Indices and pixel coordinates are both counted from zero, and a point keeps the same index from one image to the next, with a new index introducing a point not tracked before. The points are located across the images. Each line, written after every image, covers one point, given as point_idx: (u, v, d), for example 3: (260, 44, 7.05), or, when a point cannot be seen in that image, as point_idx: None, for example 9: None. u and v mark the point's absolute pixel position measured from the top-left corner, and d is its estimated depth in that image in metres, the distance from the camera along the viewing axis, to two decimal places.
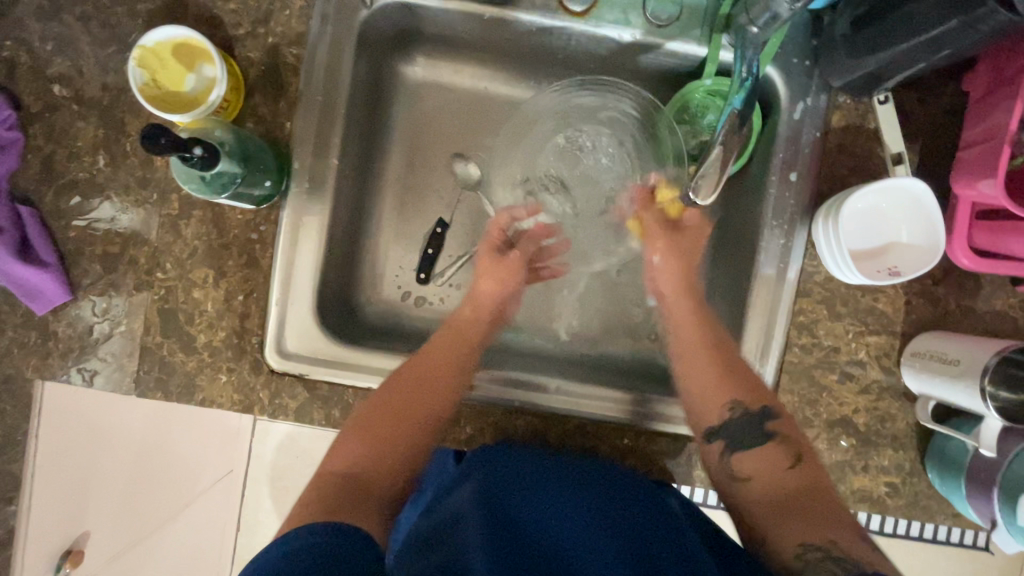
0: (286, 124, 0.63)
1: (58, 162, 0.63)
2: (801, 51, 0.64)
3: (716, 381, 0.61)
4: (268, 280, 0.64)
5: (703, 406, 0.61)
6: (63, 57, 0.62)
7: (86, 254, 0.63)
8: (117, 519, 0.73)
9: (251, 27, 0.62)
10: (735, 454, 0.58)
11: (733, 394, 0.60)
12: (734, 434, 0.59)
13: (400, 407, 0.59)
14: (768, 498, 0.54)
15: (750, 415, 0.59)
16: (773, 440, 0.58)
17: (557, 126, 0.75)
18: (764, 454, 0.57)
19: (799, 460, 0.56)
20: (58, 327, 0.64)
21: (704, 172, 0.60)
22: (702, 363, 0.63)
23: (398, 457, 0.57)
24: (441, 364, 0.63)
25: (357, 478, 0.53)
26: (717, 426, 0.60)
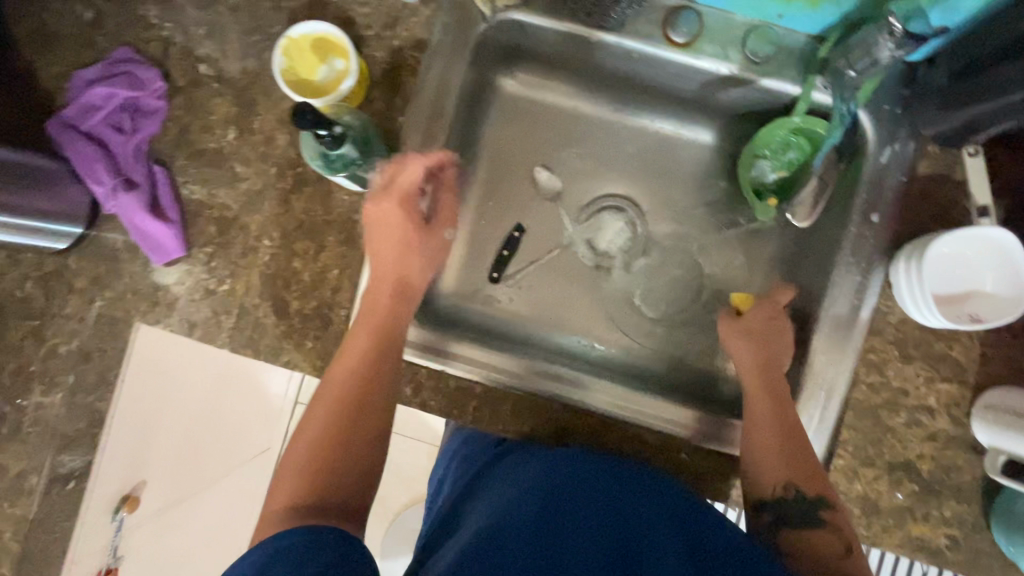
0: (399, 119, 0.68)
1: (193, 131, 0.70)
2: (893, 99, 0.66)
3: (773, 458, 0.60)
4: (362, 258, 0.69)
5: (756, 479, 0.61)
6: (212, 40, 0.70)
7: (204, 216, 0.69)
8: (173, 474, 0.88)
9: (379, 30, 0.68)
10: (787, 532, 0.58)
11: (789, 475, 0.59)
12: (790, 513, 0.58)
13: (335, 420, 0.56)
14: (812, 574, 0.54)
15: (806, 501, 0.58)
16: (824, 526, 0.57)
17: (641, 151, 0.82)
18: (818, 540, 0.56)
19: (852, 550, 0.55)
20: (169, 279, 0.70)
21: (800, 202, 0.72)
22: (762, 435, 0.61)
23: (328, 482, 0.53)
24: (373, 344, 0.60)
25: (295, 509, 0.51)
26: (767, 499, 0.60)
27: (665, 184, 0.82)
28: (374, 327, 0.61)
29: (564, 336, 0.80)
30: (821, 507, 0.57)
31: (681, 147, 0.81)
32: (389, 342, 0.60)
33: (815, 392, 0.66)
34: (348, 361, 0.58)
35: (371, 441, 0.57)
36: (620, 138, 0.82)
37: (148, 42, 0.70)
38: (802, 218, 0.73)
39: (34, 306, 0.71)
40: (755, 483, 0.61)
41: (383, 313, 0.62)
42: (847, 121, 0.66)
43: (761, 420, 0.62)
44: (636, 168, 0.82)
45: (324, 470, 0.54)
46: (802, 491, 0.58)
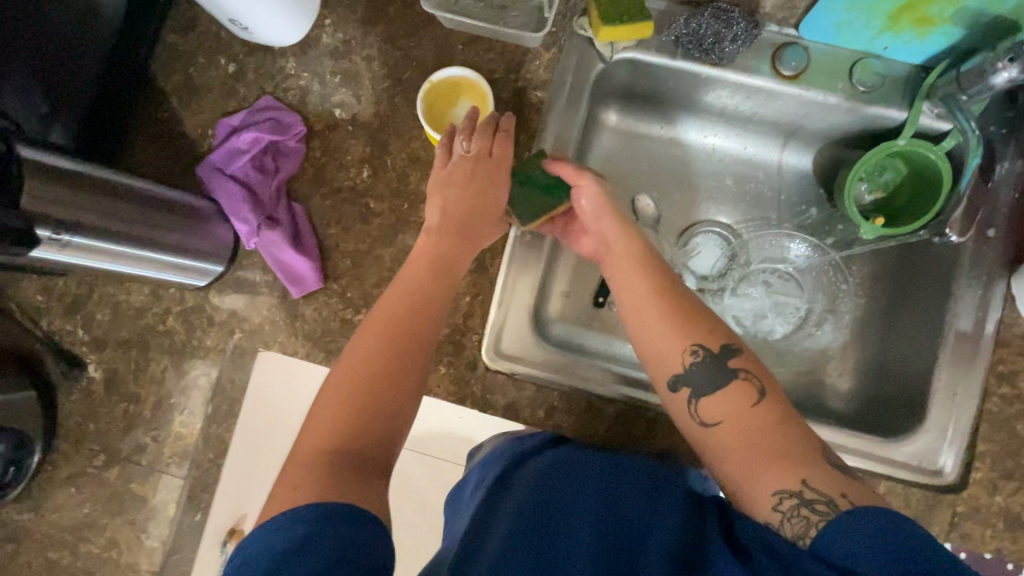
0: (525, 153, 0.73)
1: (330, 171, 0.74)
2: (997, 120, 0.70)
3: (665, 330, 0.59)
4: (493, 285, 0.72)
5: (663, 352, 0.59)
6: (347, 88, 0.75)
7: (341, 249, 0.73)
8: None
9: (504, 73, 0.74)
10: (701, 402, 0.56)
11: (691, 339, 0.58)
12: (693, 381, 0.57)
13: (381, 373, 0.56)
14: (737, 444, 0.53)
15: (712, 363, 0.57)
16: (737, 376, 0.56)
17: (732, 176, 0.86)
18: (729, 396, 0.55)
19: (764, 395, 0.55)
20: (305, 310, 0.73)
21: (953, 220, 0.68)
22: (649, 312, 0.60)
23: (376, 441, 0.54)
24: (408, 309, 0.60)
25: (341, 456, 0.51)
26: (678, 372, 0.58)
27: (761, 209, 0.85)
28: (422, 281, 0.62)
29: None
30: (726, 356, 0.57)
31: (777, 171, 0.85)
32: (414, 306, 0.60)
33: (946, 404, 0.67)
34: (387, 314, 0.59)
35: (397, 407, 0.56)
36: (713, 165, 0.86)
37: (286, 91, 0.76)
38: (958, 234, 0.68)
39: (176, 339, 0.74)
40: (667, 366, 0.58)
41: (434, 263, 0.63)
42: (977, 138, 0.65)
43: (627, 277, 0.63)
44: (731, 193, 0.86)
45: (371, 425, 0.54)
46: (707, 348, 0.57)
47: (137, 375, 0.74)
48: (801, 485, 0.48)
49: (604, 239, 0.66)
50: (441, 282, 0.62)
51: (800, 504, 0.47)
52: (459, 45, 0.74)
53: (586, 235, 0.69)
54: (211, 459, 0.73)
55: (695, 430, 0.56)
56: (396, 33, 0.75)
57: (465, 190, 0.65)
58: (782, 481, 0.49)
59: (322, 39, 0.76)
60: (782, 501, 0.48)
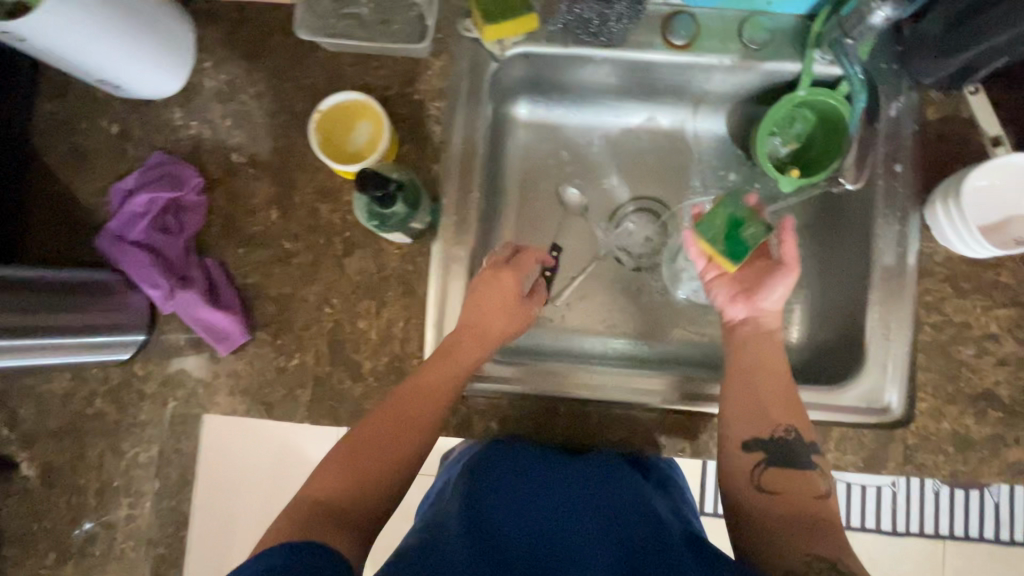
0: (433, 166, 0.71)
1: (237, 218, 0.71)
2: (888, 56, 0.70)
3: (776, 402, 0.64)
4: (424, 305, 0.70)
5: (763, 418, 0.63)
6: (240, 129, 0.72)
7: (263, 297, 0.71)
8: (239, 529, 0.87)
9: (399, 88, 0.71)
10: (767, 471, 0.62)
11: (792, 420, 0.63)
12: (769, 449, 0.63)
13: (397, 434, 0.59)
14: (784, 517, 0.58)
15: (789, 443, 0.63)
16: (811, 470, 0.62)
17: (648, 150, 0.86)
18: (799, 481, 0.61)
19: (826, 494, 0.60)
20: (239, 365, 0.70)
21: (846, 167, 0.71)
22: (780, 374, 0.66)
23: (376, 488, 0.56)
24: (450, 388, 0.63)
25: (336, 502, 0.54)
26: (767, 438, 0.63)
27: (683, 179, 0.86)
28: (431, 367, 0.64)
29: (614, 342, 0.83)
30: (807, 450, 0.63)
31: (692, 139, 0.85)
32: (425, 392, 0.62)
33: (882, 343, 0.69)
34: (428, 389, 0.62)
35: (396, 481, 0.57)
36: (628, 143, 0.86)
37: (178, 144, 0.73)
38: (852, 181, 0.71)
39: (109, 420, 0.71)
40: (752, 429, 0.63)
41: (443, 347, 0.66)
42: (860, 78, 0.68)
43: (781, 342, 0.69)
44: (652, 169, 0.86)
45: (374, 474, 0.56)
46: (800, 431, 0.63)
47: (74, 465, 0.71)
48: (838, 558, 0.51)
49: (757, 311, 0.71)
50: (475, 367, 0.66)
51: (831, 567, 0.50)
52: (347, 65, 0.72)
53: (744, 301, 0.71)
54: (172, 533, 0.71)
55: (750, 497, 0.61)
56: (281, 64, 0.72)
57: (504, 312, 0.68)
58: (824, 549, 0.53)
59: (205, 82, 0.73)
60: (812, 561, 0.51)
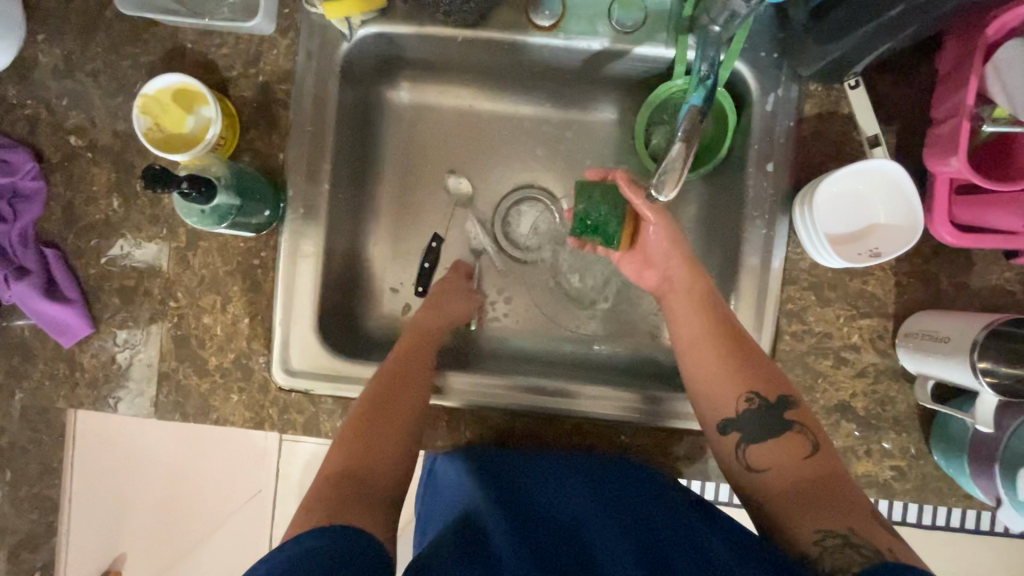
0: (280, 155, 0.68)
1: (77, 206, 0.68)
2: (768, 44, 0.65)
3: (723, 375, 0.60)
4: (271, 301, 0.68)
5: (712, 401, 0.60)
6: (77, 110, 0.68)
7: (106, 289, 0.68)
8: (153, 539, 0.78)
9: (243, 69, 0.67)
10: (750, 447, 0.57)
11: (751, 385, 0.59)
12: (746, 429, 0.58)
13: (383, 402, 0.60)
14: (785, 492, 0.54)
15: (766, 407, 0.58)
16: (792, 428, 0.57)
17: (541, 140, 0.80)
18: (782, 445, 0.56)
19: (818, 448, 0.56)
20: (83, 358, 0.69)
21: (666, 168, 0.57)
22: (711, 363, 0.61)
23: (388, 462, 0.57)
24: (418, 352, 0.66)
25: (354, 480, 0.54)
26: (730, 418, 0.59)
27: (576, 169, 0.80)
28: (412, 359, 0.65)
29: (510, 339, 0.79)
30: (783, 408, 0.58)
31: (584, 127, 0.80)
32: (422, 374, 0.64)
33: None
34: (401, 360, 0.65)
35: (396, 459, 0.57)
36: (522, 127, 0.80)
37: (13, 125, 0.69)
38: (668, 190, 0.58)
39: None
40: (719, 407, 0.60)
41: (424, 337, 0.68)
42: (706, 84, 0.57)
43: (687, 317, 0.65)
44: (543, 157, 0.80)
45: (382, 452, 0.57)
46: (764, 397, 0.58)
47: None
48: (849, 530, 0.48)
49: (666, 275, 0.68)
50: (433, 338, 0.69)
51: (845, 544, 0.47)
52: (187, 42, 0.67)
53: (647, 267, 0.70)
54: None
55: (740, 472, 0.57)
56: (117, 40, 0.67)
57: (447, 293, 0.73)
58: (830, 523, 0.49)
59: (38, 58, 0.68)
60: (823, 540, 0.48)
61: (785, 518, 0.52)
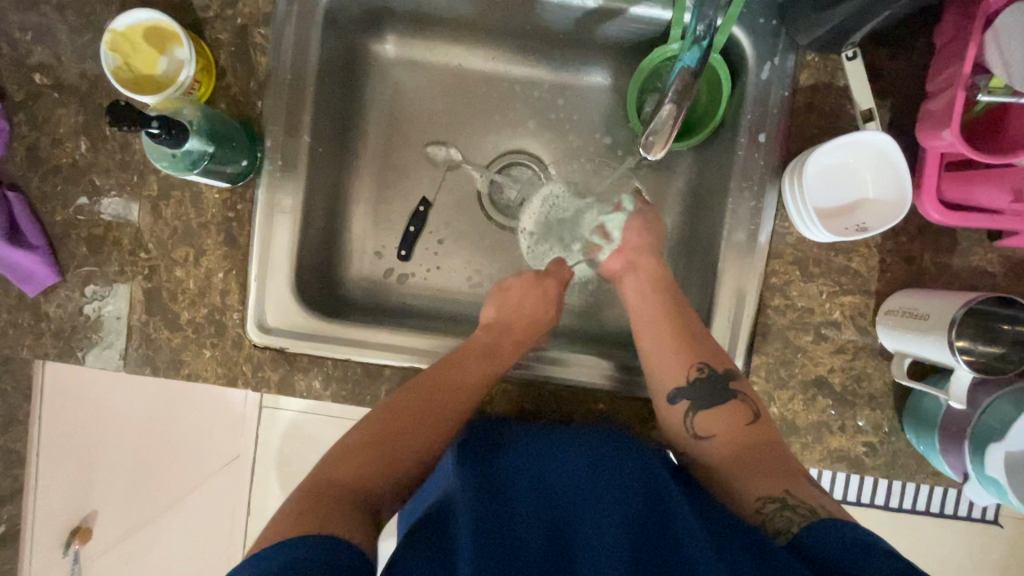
0: (257, 104, 0.65)
1: (43, 149, 0.65)
2: (768, 10, 0.63)
3: (676, 347, 0.63)
4: (246, 256, 0.66)
5: (669, 369, 0.63)
6: (42, 46, 0.65)
7: (73, 237, 0.66)
8: (127, 498, 0.80)
9: (220, 10, 0.64)
10: (697, 416, 0.61)
11: (697, 356, 0.62)
12: (695, 395, 0.62)
13: (423, 411, 0.61)
14: (726, 458, 0.58)
15: (713, 377, 0.62)
16: (735, 398, 0.60)
17: (533, 104, 0.78)
18: (726, 414, 0.60)
19: (758, 417, 0.59)
20: (48, 309, 0.67)
21: (654, 128, 0.57)
22: (668, 330, 0.64)
23: (399, 465, 0.57)
24: (478, 368, 0.65)
25: (355, 484, 0.54)
26: (682, 387, 0.62)
27: (566, 136, 0.78)
28: (443, 397, 0.62)
29: None
30: (728, 377, 0.61)
31: (577, 92, 0.77)
32: (441, 420, 0.61)
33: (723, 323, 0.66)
34: (457, 376, 0.64)
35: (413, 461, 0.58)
36: (513, 91, 0.78)
37: None
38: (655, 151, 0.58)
39: None
40: (670, 378, 0.63)
41: (477, 371, 0.65)
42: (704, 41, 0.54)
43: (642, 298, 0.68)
44: (533, 120, 0.78)
45: (398, 454, 0.58)
46: (712, 367, 0.62)
47: None
48: (785, 493, 0.51)
49: (631, 261, 0.71)
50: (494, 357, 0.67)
51: (784, 507, 0.50)
52: None
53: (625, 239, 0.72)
54: None
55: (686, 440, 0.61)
56: None
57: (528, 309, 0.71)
58: (769, 488, 0.52)
59: None
60: (765, 505, 0.51)
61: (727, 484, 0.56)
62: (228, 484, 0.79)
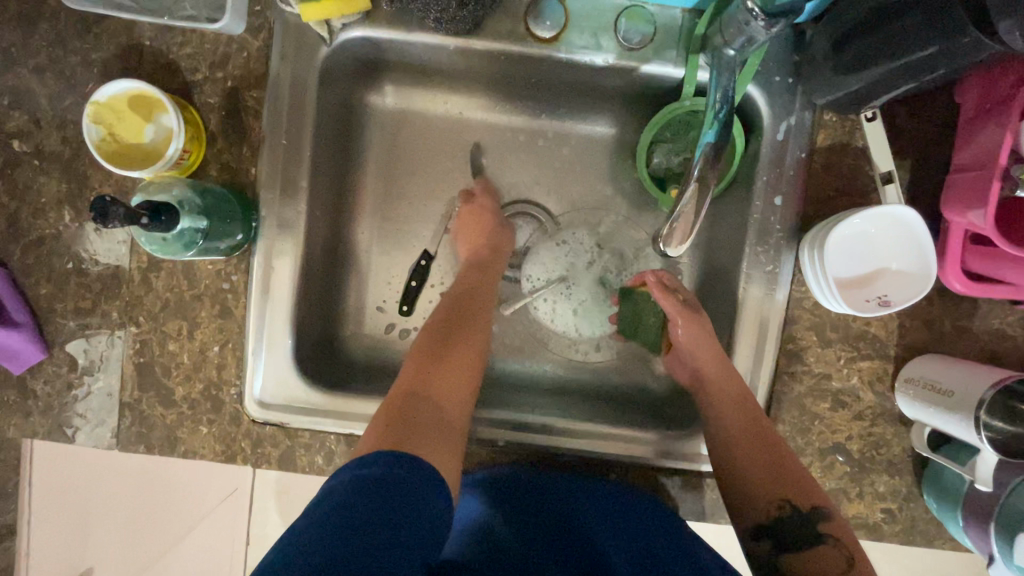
0: (251, 170, 0.62)
1: (24, 219, 0.62)
2: (782, 68, 0.61)
3: (762, 478, 0.58)
4: (242, 329, 0.63)
5: (751, 501, 0.58)
6: (20, 111, 0.61)
7: (59, 311, 0.63)
8: (121, 553, 0.74)
9: (208, 71, 0.61)
10: (784, 558, 0.56)
11: (783, 492, 0.58)
12: (779, 535, 0.57)
13: (452, 326, 0.63)
14: None
15: (800, 515, 0.56)
16: (825, 543, 0.55)
17: (538, 153, 0.75)
18: (820, 561, 0.54)
19: (853, 565, 0.53)
20: (35, 385, 0.64)
21: (678, 214, 0.52)
22: (740, 433, 0.60)
23: (461, 383, 0.59)
24: (477, 280, 0.69)
25: (424, 396, 0.56)
26: (764, 525, 0.57)
27: (572, 186, 0.76)
28: (457, 311, 0.65)
29: (501, 364, 0.75)
30: (816, 519, 0.56)
31: (584, 141, 0.75)
32: (474, 329, 0.64)
33: None
34: (466, 291, 0.67)
35: (468, 366, 0.60)
36: (518, 138, 0.75)
37: None
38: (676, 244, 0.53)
39: None
40: (750, 502, 0.58)
41: (482, 279, 0.69)
42: (721, 117, 0.52)
43: (696, 360, 0.65)
44: (538, 170, 0.76)
45: (456, 372, 0.59)
46: (796, 505, 0.57)
47: None
48: None
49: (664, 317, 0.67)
50: (493, 269, 0.70)
51: None
52: (145, 39, 0.60)
53: None
54: None
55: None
56: (64, 33, 0.60)
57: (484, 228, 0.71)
58: None
59: None
60: None
61: None
62: (228, 518, 0.74)
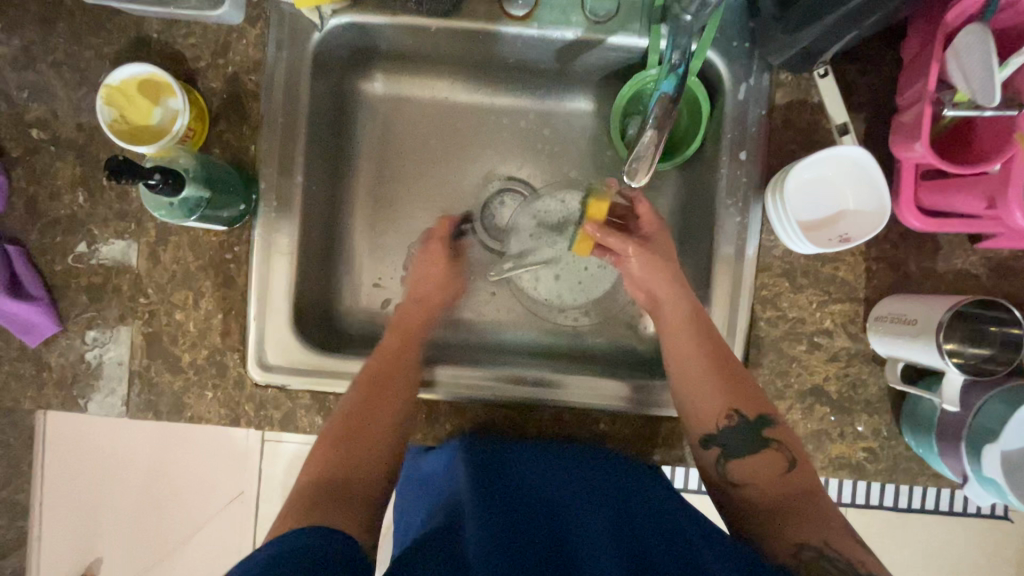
0: (251, 147, 0.67)
1: (41, 202, 0.67)
2: (739, 34, 0.66)
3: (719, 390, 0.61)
4: (245, 297, 0.67)
5: (698, 404, 0.61)
6: (38, 102, 0.66)
7: (72, 286, 0.67)
8: (128, 545, 0.76)
9: (211, 59, 0.66)
10: (730, 462, 0.59)
11: (732, 401, 0.60)
12: (728, 442, 0.60)
13: (358, 406, 0.62)
14: (764, 502, 0.56)
15: (747, 424, 0.60)
16: (770, 445, 0.58)
17: (521, 134, 0.80)
18: (761, 462, 0.58)
19: (795, 464, 0.57)
20: (49, 358, 0.67)
21: (638, 154, 0.58)
22: (689, 352, 0.63)
23: (370, 461, 0.59)
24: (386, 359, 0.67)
25: (333, 480, 0.56)
26: (714, 433, 0.60)
27: (552, 162, 0.80)
28: (366, 389, 0.64)
29: (500, 331, 0.78)
30: (762, 425, 0.59)
31: (562, 118, 0.79)
32: (387, 407, 0.63)
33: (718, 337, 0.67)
34: (378, 366, 0.66)
35: (382, 444, 0.61)
36: (500, 120, 0.80)
37: None
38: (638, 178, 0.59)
39: None
40: (700, 421, 0.61)
41: (394, 353, 0.68)
42: (678, 72, 0.59)
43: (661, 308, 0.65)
44: (520, 148, 0.80)
45: (365, 454, 0.59)
46: (744, 413, 0.60)
47: None
48: (823, 543, 0.49)
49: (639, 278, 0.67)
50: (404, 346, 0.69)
51: (822, 557, 0.48)
52: (153, 32, 0.66)
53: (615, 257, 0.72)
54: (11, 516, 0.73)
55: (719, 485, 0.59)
56: (79, 30, 0.66)
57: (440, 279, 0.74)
58: (805, 536, 0.51)
59: None
60: (801, 552, 0.49)
61: (759, 532, 0.54)
62: (232, 521, 0.77)
